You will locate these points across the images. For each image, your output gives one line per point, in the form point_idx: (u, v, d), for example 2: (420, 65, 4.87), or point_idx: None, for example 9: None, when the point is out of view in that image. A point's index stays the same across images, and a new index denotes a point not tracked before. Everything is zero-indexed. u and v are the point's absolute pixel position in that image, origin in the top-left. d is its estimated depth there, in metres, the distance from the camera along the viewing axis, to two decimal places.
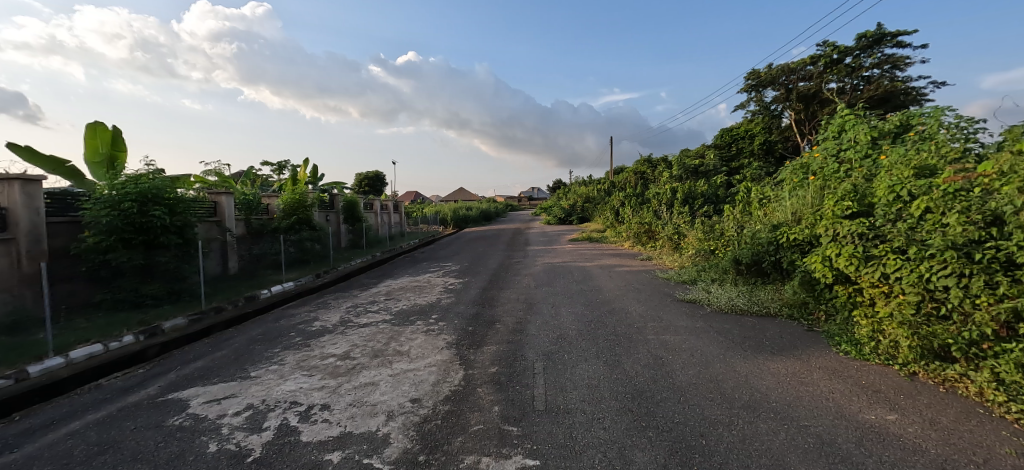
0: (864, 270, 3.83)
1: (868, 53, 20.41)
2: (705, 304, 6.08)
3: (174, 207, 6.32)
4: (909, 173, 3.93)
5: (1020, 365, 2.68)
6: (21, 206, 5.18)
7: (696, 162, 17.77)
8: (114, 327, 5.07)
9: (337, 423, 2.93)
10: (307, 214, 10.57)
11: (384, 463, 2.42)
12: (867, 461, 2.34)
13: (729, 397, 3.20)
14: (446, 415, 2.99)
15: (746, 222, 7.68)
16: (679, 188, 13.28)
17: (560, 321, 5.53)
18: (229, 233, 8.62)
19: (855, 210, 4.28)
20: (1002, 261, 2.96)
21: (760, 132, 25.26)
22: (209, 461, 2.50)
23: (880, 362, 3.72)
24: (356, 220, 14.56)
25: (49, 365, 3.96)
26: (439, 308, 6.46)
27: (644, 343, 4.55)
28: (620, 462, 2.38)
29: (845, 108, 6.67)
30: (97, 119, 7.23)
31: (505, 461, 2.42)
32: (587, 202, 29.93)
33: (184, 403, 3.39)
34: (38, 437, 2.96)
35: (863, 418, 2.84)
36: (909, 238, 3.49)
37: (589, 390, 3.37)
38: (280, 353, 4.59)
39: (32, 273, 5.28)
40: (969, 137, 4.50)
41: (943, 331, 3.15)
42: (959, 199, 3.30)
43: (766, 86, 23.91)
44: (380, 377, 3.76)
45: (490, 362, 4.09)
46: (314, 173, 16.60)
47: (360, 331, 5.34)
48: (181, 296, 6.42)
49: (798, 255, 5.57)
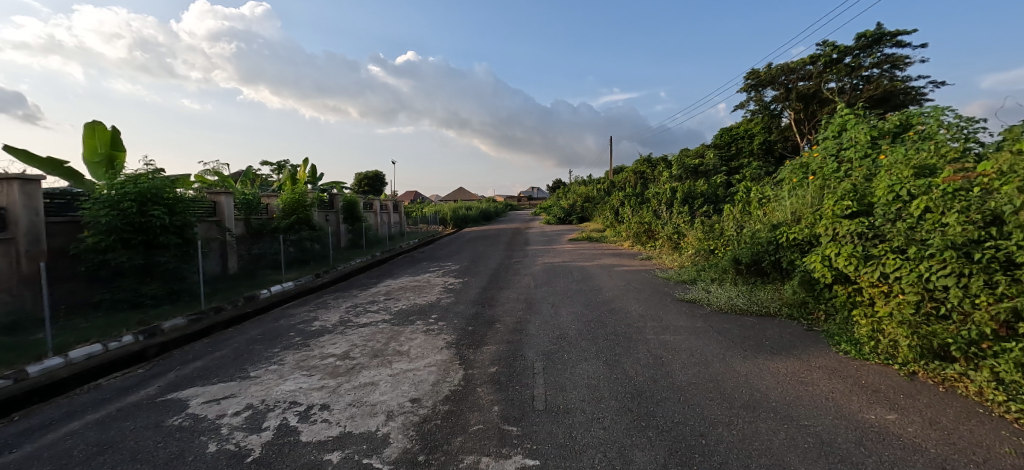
0: (864, 269, 3.82)
1: (868, 53, 20.41)
2: (704, 303, 6.08)
3: (174, 207, 6.32)
4: (908, 172, 3.93)
5: (1019, 365, 2.68)
6: (21, 206, 5.17)
7: (696, 161, 17.77)
8: (114, 327, 5.07)
9: (337, 423, 2.93)
10: (307, 214, 10.55)
11: (384, 463, 2.42)
12: (866, 461, 2.34)
13: (729, 397, 3.20)
14: (446, 415, 2.99)
15: (746, 222, 7.67)
16: (679, 187, 13.27)
17: (560, 321, 5.53)
18: (229, 233, 8.61)
19: (855, 210, 4.29)
20: (1002, 261, 2.95)
21: (760, 131, 25.27)
22: (209, 461, 2.50)
23: (880, 361, 3.72)
24: (356, 219, 14.56)
25: (48, 365, 3.96)
26: (438, 308, 6.46)
27: (644, 342, 4.56)
28: (620, 462, 2.37)
29: (846, 107, 6.66)
30: (96, 119, 7.25)
31: (505, 461, 2.42)
32: (587, 201, 29.94)
33: (183, 403, 3.39)
34: (38, 437, 2.96)
35: (863, 418, 2.83)
36: (908, 237, 3.49)
37: (589, 390, 3.37)
38: (280, 353, 4.59)
39: (31, 273, 5.28)
40: (969, 136, 4.50)
41: (942, 331, 3.15)
42: (959, 199, 3.30)
43: (766, 85, 23.90)
44: (380, 377, 3.75)
45: (490, 362, 4.09)
46: (313, 173, 16.56)
47: (360, 331, 5.34)
48: (180, 296, 6.41)
49: (798, 255, 5.57)
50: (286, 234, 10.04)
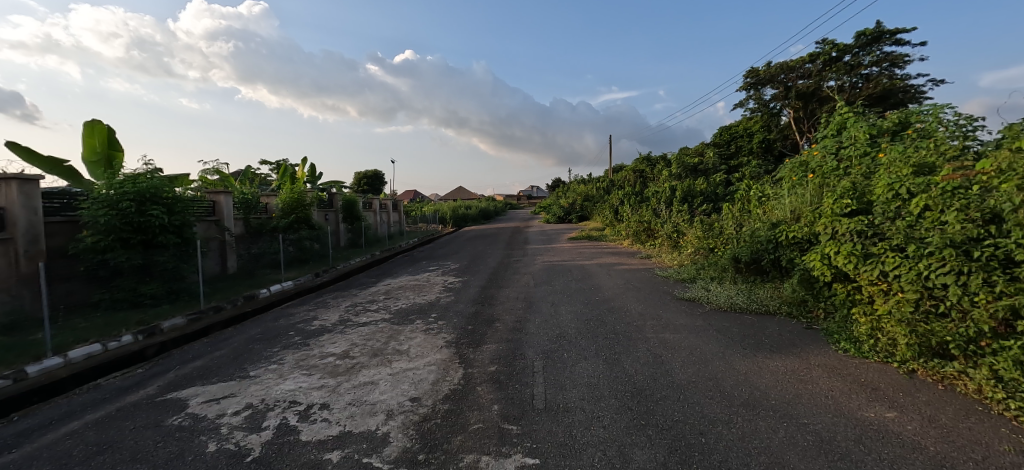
0: (863, 267, 3.82)
1: (868, 51, 20.38)
2: (704, 302, 6.09)
3: (172, 206, 6.32)
4: (908, 170, 3.93)
5: (1018, 363, 2.66)
6: (20, 206, 5.17)
7: (696, 160, 17.75)
8: (113, 327, 5.05)
9: (336, 422, 2.93)
10: (306, 213, 10.60)
11: (384, 463, 2.42)
12: (866, 459, 2.34)
13: (729, 395, 3.20)
14: (446, 414, 2.99)
15: (746, 221, 7.67)
16: (678, 186, 13.25)
17: (559, 319, 5.52)
18: (228, 233, 8.62)
19: (854, 208, 4.31)
20: (1001, 259, 2.94)
21: (760, 130, 25.25)
22: (208, 461, 2.50)
23: (879, 359, 3.73)
24: (355, 218, 14.58)
25: (48, 365, 3.96)
26: (438, 307, 6.45)
27: (644, 341, 4.55)
28: (620, 461, 2.37)
29: (845, 105, 6.64)
30: (96, 118, 7.24)
31: (505, 460, 2.42)
32: (587, 200, 29.91)
33: (183, 403, 3.39)
34: (37, 438, 2.95)
35: (862, 416, 2.84)
36: (907, 235, 3.50)
37: (589, 389, 3.36)
38: (279, 353, 4.57)
39: (30, 273, 5.27)
40: (968, 134, 4.49)
41: (941, 329, 3.15)
42: (958, 197, 3.31)
43: (766, 84, 23.89)
44: (380, 377, 3.75)
45: (489, 361, 4.08)
46: (313, 172, 16.50)
47: (359, 330, 5.34)
48: (180, 296, 6.41)
49: (797, 253, 5.57)
50: (285, 233, 10.02)
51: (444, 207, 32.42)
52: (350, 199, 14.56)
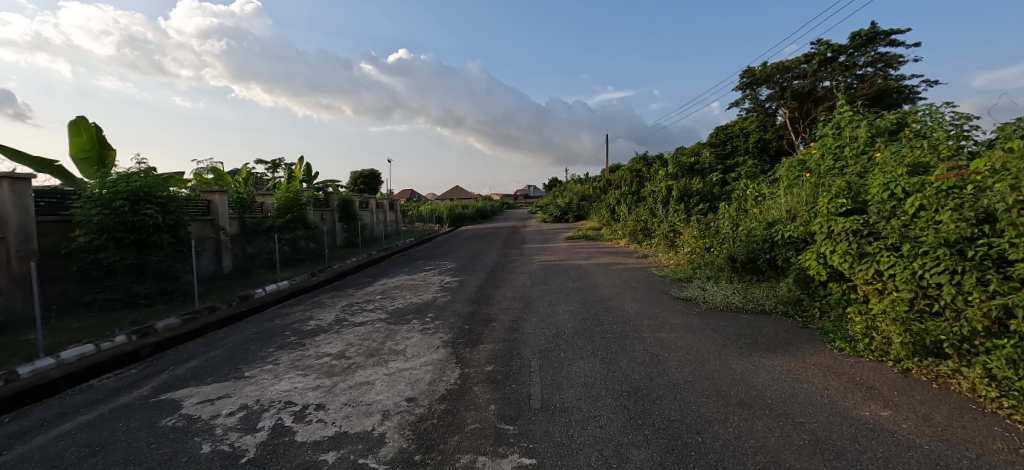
0: (858, 267, 3.85)
1: (862, 52, 20.59)
2: (700, 301, 6.10)
3: (166, 205, 6.30)
4: (902, 170, 3.96)
5: (1011, 361, 2.68)
6: (11, 205, 5.12)
7: (693, 159, 17.85)
8: (106, 327, 5.01)
9: (332, 423, 2.91)
10: (302, 213, 10.57)
11: (379, 463, 2.41)
12: (860, 458, 2.35)
13: (725, 394, 3.21)
14: (442, 414, 2.98)
15: (740, 221, 7.69)
16: (674, 186, 13.38)
17: (556, 319, 5.52)
18: (223, 232, 8.57)
19: (849, 207, 4.36)
20: (994, 259, 2.95)
21: (755, 130, 25.52)
22: (202, 462, 2.49)
23: (874, 358, 3.75)
24: (351, 217, 14.53)
25: (39, 365, 3.92)
26: (434, 307, 6.41)
27: (640, 340, 4.56)
28: (616, 460, 2.37)
29: (842, 104, 6.65)
30: (83, 115, 7.16)
31: (501, 460, 2.41)
32: (585, 200, 29.93)
33: (177, 404, 3.36)
34: (29, 439, 2.93)
35: (858, 415, 2.85)
36: (902, 234, 3.54)
37: (586, 389, 3.36)
38: (274, 353, 4.54)
39: (22, 273, 5.22)
40: (964, 134, 4.48)
41: (935, 328, 3.17)
42: (952, 197, 3.33)
43: (761, 84, 24.03)
44: (375, 377, 3.73)
45: (486, 361, 4.07)
46: (309, 172, 16.46)
47: (355, 331, 5.29)
48: (174, 296, 6.34)
49: (792, 252, 5.60)
50: (280, 232, 10.01)
51: (440, 207, 32.40)
52: (348, 198, 14.51)
